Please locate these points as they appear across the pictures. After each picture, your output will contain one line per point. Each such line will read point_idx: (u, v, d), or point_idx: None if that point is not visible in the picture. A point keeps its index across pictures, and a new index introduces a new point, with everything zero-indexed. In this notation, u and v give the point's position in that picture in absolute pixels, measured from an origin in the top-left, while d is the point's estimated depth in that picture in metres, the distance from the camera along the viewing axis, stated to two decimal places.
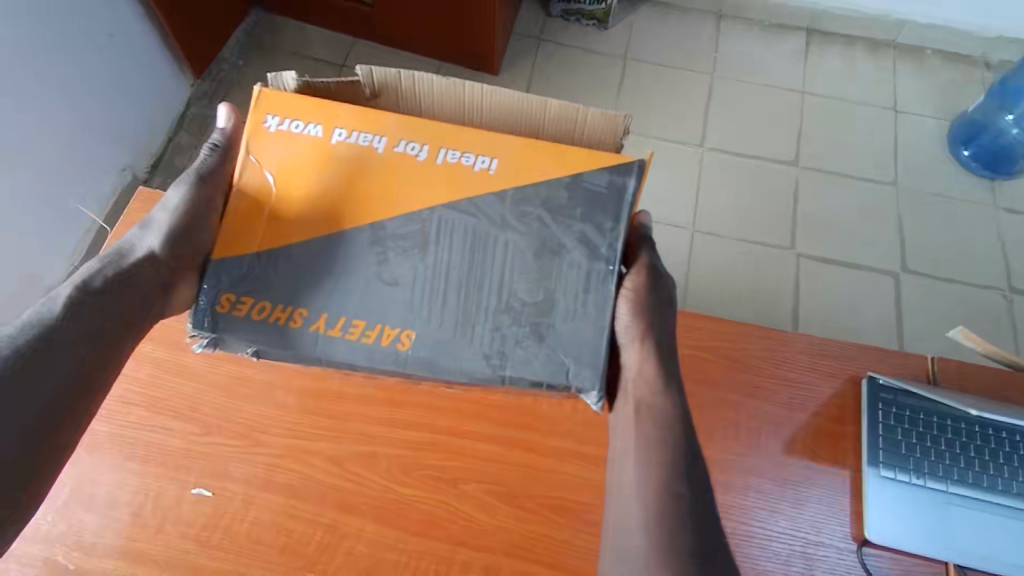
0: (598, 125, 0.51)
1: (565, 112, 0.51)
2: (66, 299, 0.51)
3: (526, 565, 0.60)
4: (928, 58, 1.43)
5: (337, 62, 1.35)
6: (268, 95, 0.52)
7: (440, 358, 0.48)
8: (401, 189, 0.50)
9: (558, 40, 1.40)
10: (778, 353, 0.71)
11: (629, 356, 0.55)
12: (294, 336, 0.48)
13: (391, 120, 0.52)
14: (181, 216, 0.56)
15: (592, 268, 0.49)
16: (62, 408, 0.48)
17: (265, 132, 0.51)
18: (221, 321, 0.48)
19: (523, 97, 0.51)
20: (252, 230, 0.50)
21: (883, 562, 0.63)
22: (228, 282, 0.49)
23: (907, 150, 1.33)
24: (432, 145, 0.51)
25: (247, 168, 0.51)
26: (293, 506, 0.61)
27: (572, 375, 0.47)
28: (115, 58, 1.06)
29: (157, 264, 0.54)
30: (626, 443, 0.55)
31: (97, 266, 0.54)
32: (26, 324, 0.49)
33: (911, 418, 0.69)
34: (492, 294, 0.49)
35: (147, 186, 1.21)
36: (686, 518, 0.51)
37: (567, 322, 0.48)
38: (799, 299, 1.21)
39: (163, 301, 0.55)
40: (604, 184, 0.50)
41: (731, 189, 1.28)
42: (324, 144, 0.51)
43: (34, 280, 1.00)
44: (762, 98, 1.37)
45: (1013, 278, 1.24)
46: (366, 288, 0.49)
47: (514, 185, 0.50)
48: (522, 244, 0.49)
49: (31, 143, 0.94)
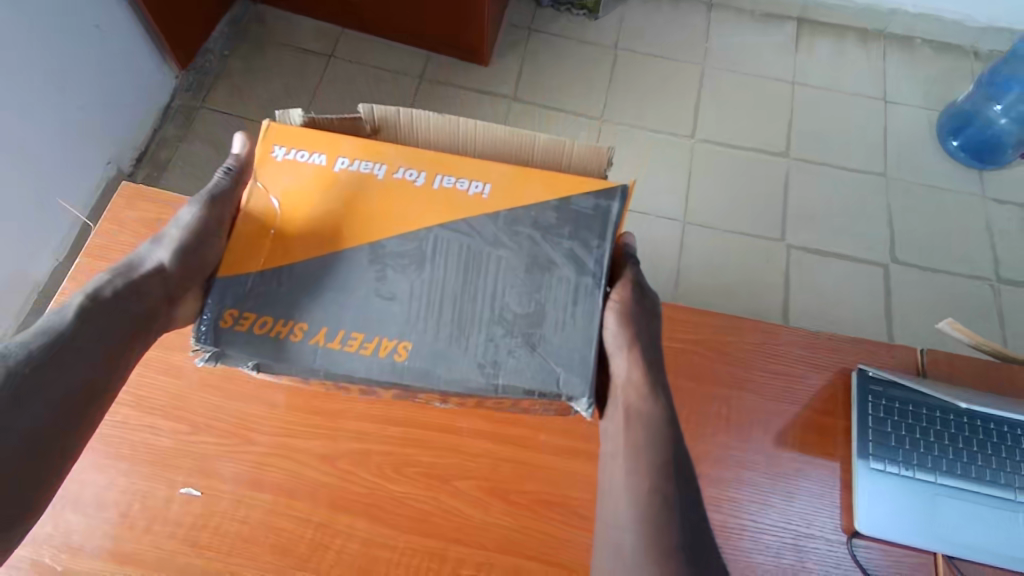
0: (584, 159, 0.52)
1: (553, 147, 0.52)
2: (78, 307, 0.51)
3: (518, 561, 0.61)
4: (918, 47, 1.42)
5: (325, 51, 1.33)
6: (278, 129, 0.53)
7: (436, 368, 0.47)
8: (398, 211, 0.50)
9: (548, 30, 1.39)
10: (767, 346, 0.71)
11: (619, 362, 0.55)
12: (293, 350, 0.47)
13: (389, 150, 0.52)
14: (193, 232, 0.56)
15: (579, 282, 0.49)
16: (72, 413, 0.48)
17: (272, 161, 0.51)
18: (224, 336, 0.47)
19: (512, 134, 0.52)
20: (256, 251, 0.49)
21: (873, 554, 0.64)
22: (233, 298, 0.48)
23: (897, 141, 1.34)
24: (429, 171, 0.51)
25: (254, 192, 0.51)
26: (283, 505, 0.62)
27: (562, 383, 0.47)
28: (98, 45, 1.04)
29: (165, 276, 0.54)
30: (616, 448, 0.54)
31: (108, 277, 0.54)
32: (40, 331, 0.49)
33: (901, 411, 0.69)
34: (486, 306, 0.48)
35: (133, 180, 1.20)
36: (674, 517, 0.51)
37: (557, 332, 0.48)
38: (789, 291, 1.21)
39: (168, 314, 0.54)
40: (590, 206, 0.51)
41: (720, 179, 1.28)
42: (327, 172, 0.51)
43: (21, 276, 1.00)
44: (752, 88, 1.37)
45: (1001, 267, 1.25)
46: (363, 301, 0.48)
47: (505, 208, 0.50)
48: (514, 261, 0.49)
49: (18, 142, 0.93)
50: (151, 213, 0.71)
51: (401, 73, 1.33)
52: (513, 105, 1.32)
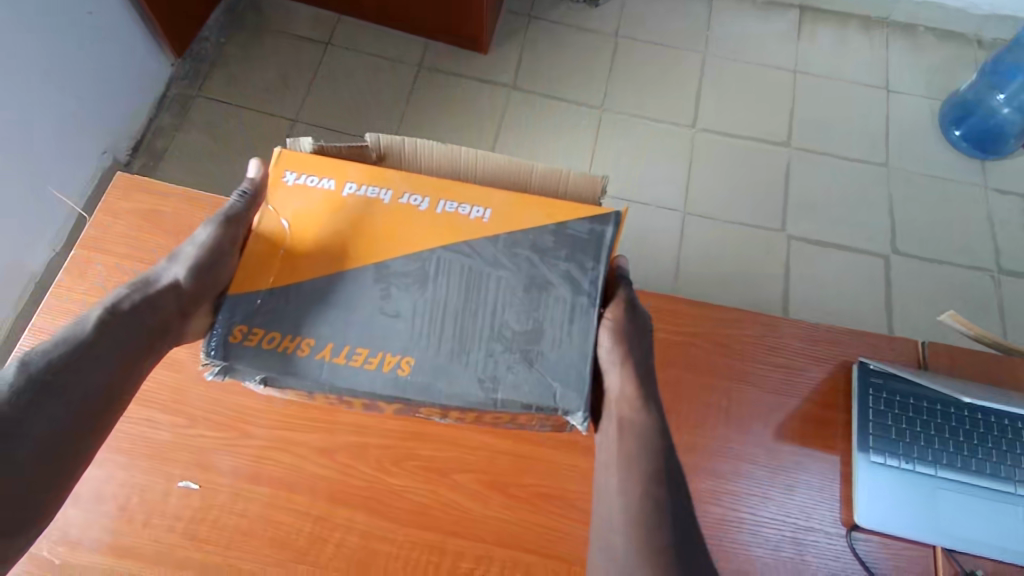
0: (579, 189, 0.53)
1: (550, 176, 0.53)
2: (97, 319, 0.50)
3: (519, 554, 0.61)
4: (921, 34, 1.41)
5: (322, 39, 1.32)
6: (289, 155, 0.53)
7: (437, 383, 0.46)
8: (402, 233, 0.50)
9: (548, 17, 1.37)
10: (768, 338, 0.71)
11: (612, 378, 0.54)
12: (300, 364, 0.46)
13: (395, 175, 0.52)
14: (208, 250, 0.55)
15: (575, 301, 0.49)
16: (90, 417, 0.47)
17: (283, 185, 0.51)
18: (233, 350, 0.46)
19: (512, 164, 0.53)
20: (265, 270, 0.49)
21: (872, 546, 0.64)
22: (242, 315, 0.47)
23: (899, 131, 1.33)
24: (433, 196, 0.51)
25: (265, 215, 0.50)
26: (282, 498, 0.61)
27: (558, 397, 0.46)
28: (91, 33, 1.03)
29: (179, 292, 0.53)
30: (608, 458, 0.54)
31: (126, 291, 0.53)
32: (60, 339, 0.48)
33: (901, 403, 0.69)
34: (485, 324, 0.48)
35: (129, 169, 1.19)
36: (670, 519, 0.51)
37: (554, 349, 0.48)
38: (790, 282, 1.21)
39: (180, 328, 0.53)
40: (585, 231, 0.51)
41: (720, 169, 1.28)
42: (336, 196, 0.51)
43: (16, 268, 1.00)
44: (754, 78, 1.36)
45: (1002, 257, 1.24)
46: (368, 319, 0.48)
47: (506, 231, 0.50)
48: (513, 281, 0.49)
49: (12, 136, 0.92)
50: (145, 205, 0.70)
51: (399, 60, 1.31)
52: (512, 94, 1.30)
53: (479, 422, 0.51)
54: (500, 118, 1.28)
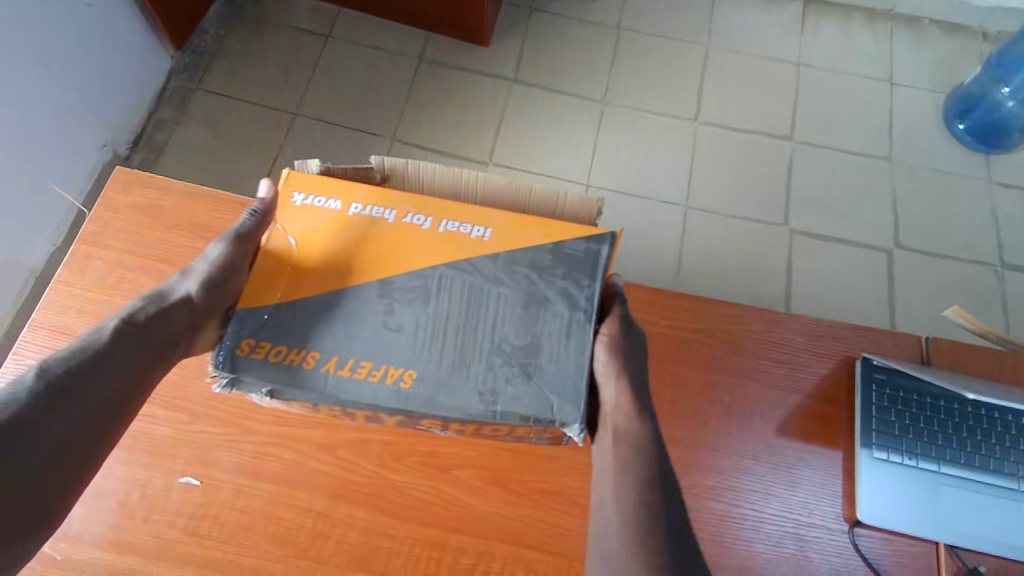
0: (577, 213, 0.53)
1: (549, 199, 0.53)
2: (113, 329, 0.50)
3: (520, 550, 0.61)
4: (925, 26, 1.40)
5: (322, 31, 1.31)
6: (297, 176, 0.53)
7: (439, 396, 0.46)
8: (403, 251, 0.50)
9: (550, 10, 1.36)
10: (770, 334, 0.71)
11: (608, 392, 0.54)
12: (306, 376, 0.46)
13: (399, 196, 0.52)
14: (220, 265, 0.54)
15: (572, 317, 0.49)
16: (103, 422, 0.47)
17: (290, 205, 0.52)
18: (240, 363, 0.46)
19: (511, 186, 0.53)
20: (271, 285, 0.49)
21: (874, 542, 0.64)
22: (250, 328, 0.47)
23: (902, 124, 1.32)
24: (435, 216, 0.51)
25: (273, 234, 0.51)
26: (283, 494, 0.61)
27: (555, 411, 0.46)
28: (90, 25, 1.02)
29: (192, 305, 0.52)
30: (605, 467, 0.53)
31: (139, 304, 0.53)
32: (78, 347, 0.48)
33: (904, 399, 0.69)
34: (485, 339, 0.48)
35: (129, 163, 1.19)
36: (667, 522, 0.51)
37: (553, 364, 0.47)
38: (792, 277, 1.20)
39: (190, 340, 0.53)
40: (581, 250, 0.50)
41: (722, 163, 1.27)
42: (341, 216, 0.51)
43: (15, 263, 0.99)
44: (757, 71, 1.35)
45: (1005, 252, 1.24)
46: (372, 333, 0.47)
47: (505, 250, 0.50)
48: (512, 298, 0.49)
49: (11, 132, 0.92)
50: (145, 200, 0.70)
51: (400, 53, 1.31)
52: (513, 87, 1.30)
53: (479, 433, 0.51)
54: (501, 112, 1.28)
